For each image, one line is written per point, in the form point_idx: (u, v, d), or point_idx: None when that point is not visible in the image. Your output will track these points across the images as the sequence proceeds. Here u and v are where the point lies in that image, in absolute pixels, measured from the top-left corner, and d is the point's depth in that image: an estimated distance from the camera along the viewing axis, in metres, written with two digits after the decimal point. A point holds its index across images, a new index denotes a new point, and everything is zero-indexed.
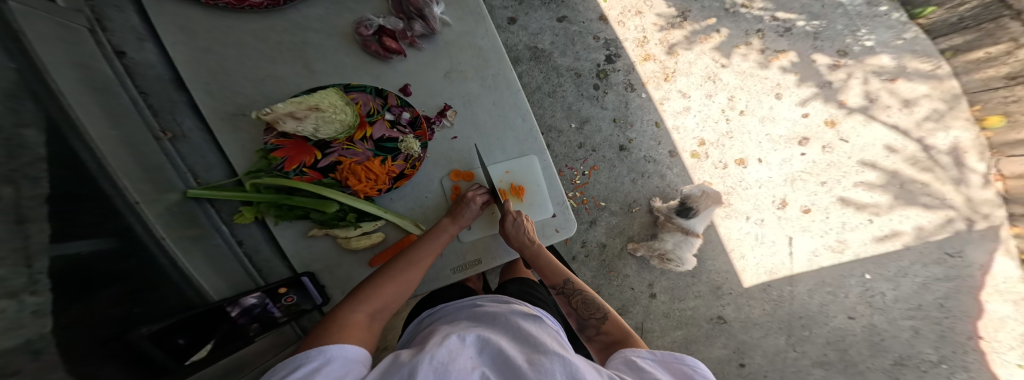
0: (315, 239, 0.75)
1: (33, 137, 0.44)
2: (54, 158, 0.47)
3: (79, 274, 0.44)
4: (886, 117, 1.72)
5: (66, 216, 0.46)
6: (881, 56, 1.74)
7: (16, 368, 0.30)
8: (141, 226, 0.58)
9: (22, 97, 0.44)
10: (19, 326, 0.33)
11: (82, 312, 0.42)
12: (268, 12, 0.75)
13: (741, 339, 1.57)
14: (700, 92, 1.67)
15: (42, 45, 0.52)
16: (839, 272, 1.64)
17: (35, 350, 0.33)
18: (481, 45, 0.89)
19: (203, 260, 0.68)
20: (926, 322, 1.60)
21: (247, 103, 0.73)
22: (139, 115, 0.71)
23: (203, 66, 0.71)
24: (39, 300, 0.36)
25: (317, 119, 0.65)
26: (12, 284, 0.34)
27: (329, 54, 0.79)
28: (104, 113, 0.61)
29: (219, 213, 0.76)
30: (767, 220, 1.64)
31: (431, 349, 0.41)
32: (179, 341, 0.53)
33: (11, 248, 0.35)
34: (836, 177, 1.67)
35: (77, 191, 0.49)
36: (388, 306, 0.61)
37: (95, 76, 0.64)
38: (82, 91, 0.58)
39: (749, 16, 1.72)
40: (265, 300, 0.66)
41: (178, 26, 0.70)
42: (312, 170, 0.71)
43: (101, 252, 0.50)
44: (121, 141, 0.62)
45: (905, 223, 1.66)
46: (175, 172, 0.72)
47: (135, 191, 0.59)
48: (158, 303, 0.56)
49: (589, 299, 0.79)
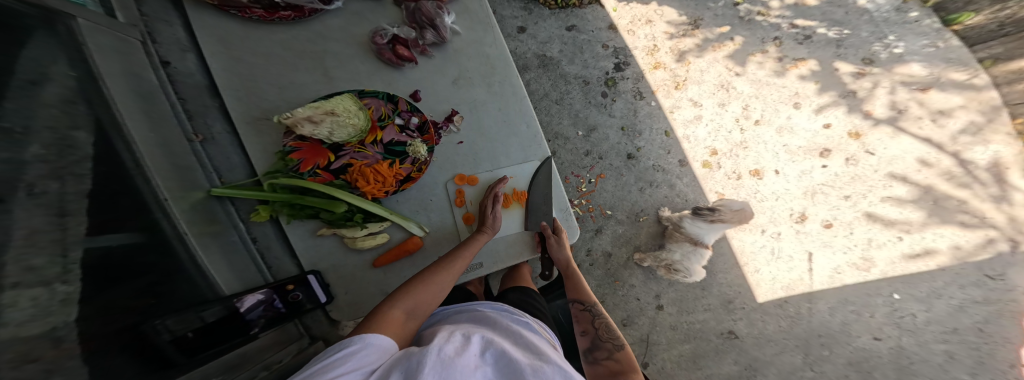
0: (323, 238, 0.79)
1: (83, 138, 0.49)
2: (98, 157, 0.52)
3: (108, 266, 0.47)
4: (916, 129, 1.64)
5: (102, 210, 0.50)
6: (911, 65, 1.67)
7: (40, 355, 0.32)
8: (166, 222, 0.61)
9: (76, 102, 0.50)
10: (48, 313, 0.36)
11: (105, 303, 0.45)
12: (295, 23, 0.80)
13: (754, 356, 1.51)
14: (713, 101, 1.64)
15: (99, 57, 0.58)
16: (864, 291, 1.56)
17: (57, 338, 0.36)
18: (489, 53, 0.92)
19: (219, 255, 0.72)
20: (961, 346, 1.49)
21: (271, 107, 0.77)
22: (175, 119, 0.75)
23: (234, 73, 0.76)
24: (68, 289, 0.40)
25: (332, 123, 0.68)
26: (46, 273, 0.37)
27: (346, 61, 0.83)
28: (147, 117, 0.66)
29: (237, 211, 0.80)
30: (784, 234, 1.59)
31: (438, 342, 0.42)
32: (188, 335, 0.55)
33: (50, 239, 0.39)
34: (860, 191, 1.60)
35: (114, 188, 0.53)
36: (423, 306, 0.60)
37: (142, 83, 0.69)
38: (129, 98, 0.63)
39: (766, 24, 1.69)
40: (271, 296, 0.68)
41: (215, 37, 0.76)
42: (324, 171, 0.75)
43: (130, 247, 0.54)
44: (157, 143, 0.66)
45: (939, 242, 1.57)
46: (204, 172, 0.76)
47: (164, 188, 0.63)
48: (176, 296, 0.59)
49: (609, 325, 0.81)
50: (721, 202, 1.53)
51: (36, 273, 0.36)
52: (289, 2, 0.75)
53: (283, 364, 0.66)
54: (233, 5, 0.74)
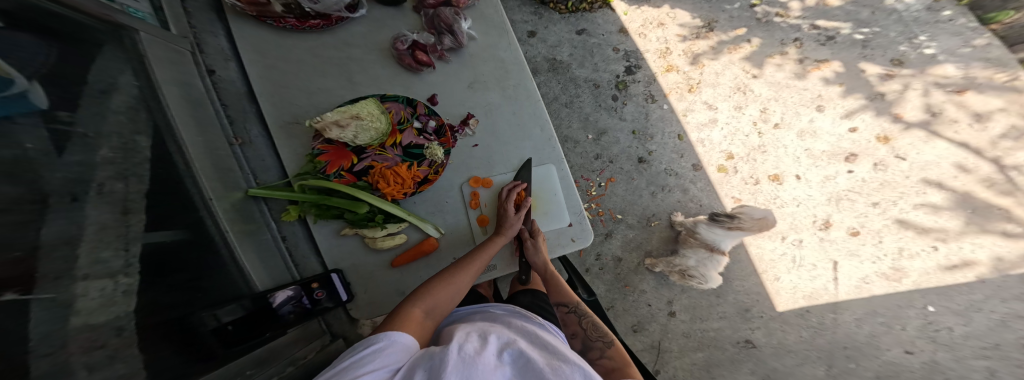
0: (346, 238, 0.82)
1: (144, 142, 0.56)
2: (156, 158, 0.58)
3: (162, 261, 0.52)
4: (952, 134, 1.56)
5: (155, 209, 0.54)
6: (945, 66, 1.59)
7: (103, 342, 0.38)
8: (210, 220, 0.65)
9: (138, 109, 0.57)
10: (112, 303, 0.41)
11: (158, 295, 0.50)
12: (323, 31, 0.85)
13: (772, 367, 1.46)
14: (729, 104, 1.61)
15: (157, 66, 0.65)
16: (893, 302, 1.49)
17: (119, 326, 0.41)
18: (504, 57, 0.94)
19: (255, 255, 0.74)
20: (1004, 363, 1.40)
21: (301, 112, 0.81)
22: (218, 123, 0.78)
23: (268, 79, 0.81)
24: (133, 280, 0.46)
25: (356, 127, 0.73)
26: (112, 266, 0.43)
27: (369, 67, 0.86)
28: (194, 122, 0.70)
29: (269, 210, 0.84)
30: (806, 242, 1.53)
31: (459, 341, 0.44)
32: (228, 327, 0.59)
33: (114, 234, 0.45)
34: (890, 198, 1.54)
35: (165, 188, 0.58)
36: (441, 306, 0.62)
37: (191, 90, 0.73)
38: (180, 105, 0.68)
39: (785, 25, 1.65)
40: (299, 293, 0.72)
41: (253, 46, 0.81)
42: (348, 173, 0.79)
43: (181, 242, 0.58)
44: (204, 146, 0.71)
45: (979, 252, 1.49)
46: (241, 173, 0.79)
47: (210, 189, 0.68)
48: (217, 290, 0.62)
49: (596, 323, 0.85)
50: (746, 207, 1.43)
51: (101, 265, 0.42)
52: (319, 11, 0.80)
53: (306, 361, 0.66)
54: (269, 16, 0.80)
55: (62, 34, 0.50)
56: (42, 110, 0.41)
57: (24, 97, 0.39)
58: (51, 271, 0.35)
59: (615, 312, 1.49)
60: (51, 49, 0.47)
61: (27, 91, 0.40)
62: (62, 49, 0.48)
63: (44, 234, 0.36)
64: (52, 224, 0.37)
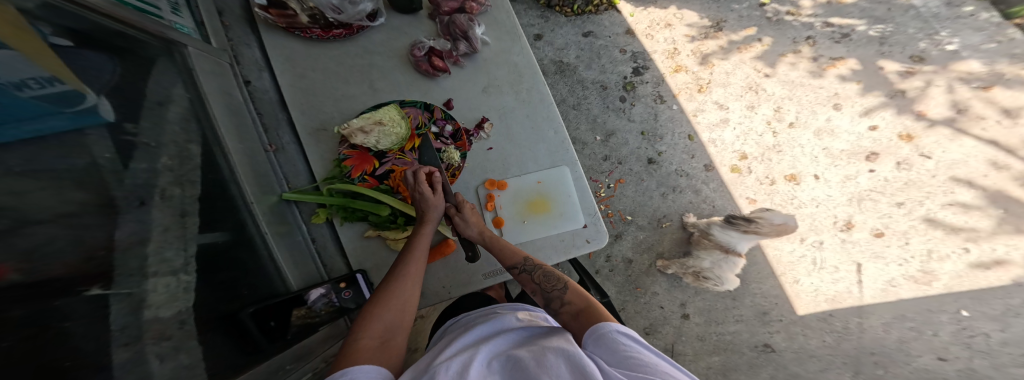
0: (370, 240, 0.85)
1: (195, 150, 0.62)
2: (206, 166, 0.63)
3: (214, 260, 0.59)
4: (980, 131, 1.50)
5: (207, 212, 0.60)
6: (969, 61, 1.54)
7: (170, 334, 0.46)
8: (251, 222, 0.71)
9: (189, 120, 0.62)
10: (175, 298, 0.48)
11: (208, 293, 0.56)
12: (345, 40, 0.89)
13: (794, 373, 1.42)
14: (740, 103, 1.60)
15: (203, 79, 0.70)
16: (923, 307, 1.43)
17: (182, 320, 0.49)
18: (517, 61, 0.96)
19: (289, 254, 0.78)
20: None
21: (327, 119, 0.85)
22: (255, 131, 0.82)
23: (299, 88, 0.85)
24: (191, 278, 0.53)
25: (379, 132, 0.78)
26: (174, 264, 0.50)
27: (388, 74, 0.90)
28: (236, 131, 0.75)
29: (301, 213, 0.86)
30: (827, 244, 1.49)
31: (445, 362, 0.46)
32: (271, 323, 0.66)
33: (175, 236, 0.52)
34: (916, 198, 1.48)
35: (213, 193, 0.63)
36: (396, 325, 0.57)
37: (232, 101, 0.77)
38: (224, 115, 0.73)
39: (797, 24, 1.63)
40: (330, 291, 0.75)
41: (283, 56, 0.86)
42: (370, 177, 0.83)
43: (230, 242, 0.64)
44: (244, 153, 0.75)
45: (1014, 254, 1.42)
46: (276, 179, 0.83)
47: (250, 193, 0.73)
48: (259, 287, 0.68)
49: (548, 272, 0.73)
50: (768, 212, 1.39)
51: (167, 263, 0.49)
52: (341, 21, 0.84)
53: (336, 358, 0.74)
54: (297, 27, 0.84)
55: (123, 51, 0.54)
56: (109, 122, 0.47)
57: (92, 111, 0.44)
58: (124, 269, 0.42)
59: (626, 314, 1.48)
60: (117, 66, 0.51)
61: (98, 105, 0.45)
62: (122, 64, 0.53)
63: (117, 235, 0.43)
64: (122, 226, 0.44)
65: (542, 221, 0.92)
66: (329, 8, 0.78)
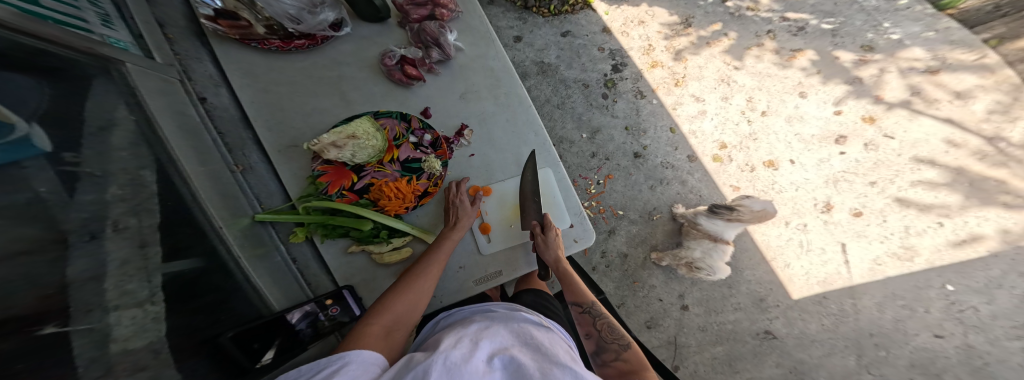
0: (354, 255, 0.81)
1: (150, 176, 0.55)
2: (163, 193, 0.56)
3: (182, 289, 0.52)
4: (935, 111, 1.60)
5: (171, 240, 0.54)
6: (913, 49, 1.66)
7: (145, 364, 0.41)
8: (222, 247, 0.64)
9: (139, 143, 0.55)
10: (145, 329, 0.43)
11: (185, 319, 0.51)
12: (309, 51, 0.88)
13: (799, 359, 1.41)
14: (716, 95, 1.66)
15: (149, 97, 0.61)
16: (910, 283, 1.46)
17: (156, 350, 0.44)
18: (493, 66, 0.97)
19: (268, 276, 0.72)
20: None
21: (298, 135, 0.83)
22: (217, 151, 0.75)
23: (261, 103, 0.82)
24: (160, 308, 0.47)
25: (353, 146, 0.74)
26: (139, 296, 0.44)
27: (361, 84, 0.89)
28: (195, 152, 0.68)
29: (277, 233, 0.81)
30: (811, 226, 1.52)
31: (445, 350, 0.44)
32: (255, 345, 0.60)
33: (138, 267, 0.46)
34: (887, 176, 1.55)
35: (177, 221, 0.56)
36: (404, 318, 0.63)
37: (186, 121, 0.70)
38: (178, 135, 0.65)
39: (757, 18, 1.73)
40: (314, 309, 0.70)
41: (243, 70, 0.83)
42: (349, 192, 0.79)
43: (201, 269, 0.58)
44: (207, 175, 0.68)
45: (985, 226, 1.48)
46: (246, 200, 0.77)
47: (218, 217, 0.65)
48: (238, 313, 0.63)
49: (613, 325, 0.81)
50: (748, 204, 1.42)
51: (130, 296, 0.43)
52: (302, 32, 0.84)
53: None
54: (254, 38, 0.83)
55: (52, 72, 0.46)
56: (47, 153, 0.39)
57: (27, 143, 0.37)
58: (82, 304, 0.37)
59: (626, 310, 1.46)
60: (45, 87, 0.43)
61: (31, 135, 0.38)
62: (53, 89, 0.44)
63: (69, 271, 0.37)
64: (75, 263, 0.38)
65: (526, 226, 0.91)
66: (287, 18, 0.78)
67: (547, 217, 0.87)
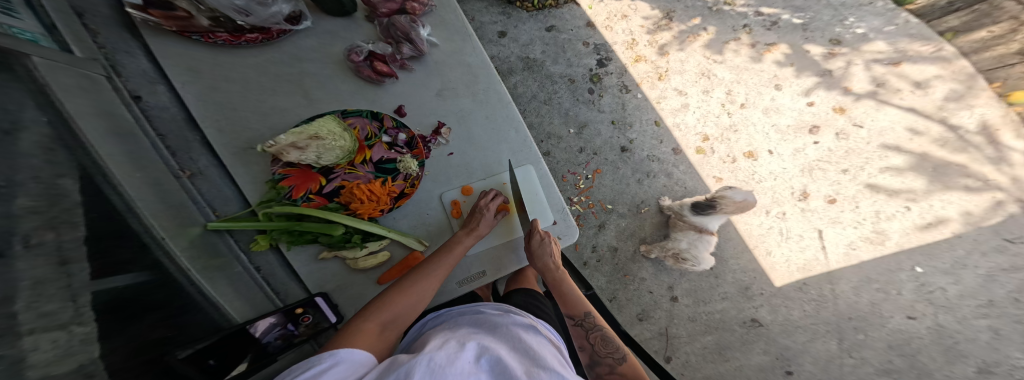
0: (326, 262, 0.77)
1: (70, 185, 0.49)
2: (88, 204, 0.50)
3: (119, 307, 0.48)
4: (899, 100, 1.67)
5: (101, 255, 0.48)
6: (877, 42, 1.73)
7: None
8: (168, 260, 0.59)
9: (54, 146, 0.48)
10: (71, 353, 0.38)
11: (124, 340, 0.46)
12: (262, 45, 0.83)
13: (784, 345, 1.44)
14: (697, 88, 1.68)
15: (66, 97, 0.55)
16: (883, 266, 1.51)
17: (88, 373, 0.38)
18: (470, 62, 0.95)
19: (229, 286, 0.68)
20: (1003, 320, 1.43)
21: (255, 136, 0.78)
22: (158, 156, 0.71)
23: (210, 101, 0.76)
24: (89, 328, 0.42)
25: (318, 147, 0.70)
26: (62, 317, 0.39)
27: (326, 82, 0.85)
28: (130, 158, 0.62)
29: (236, 242, 0.77)
30: (790, 214, 1.56)
31: (429, 351, 0.41)
32: (210, 362, 0.54)
33: (58, 287, 0.40)
34: (858, 164, 1.60)
35: (111, 234, 0.51)
36: (402, 317, 0.62)
37: (117, 122, 0.64)
38: (108, 139, 0.59)
39: (733, 13, 1.77)
40: (284, 320, 0.66)
41: (184, 65, 0.76)
42: (317, 195, 0.75)
43: (138, 286, 0.53)
44: (147, 182, 0.63)
45: (949, 209, 1.55)
46: (196, 206, 0.72)
47: (160, 228, 0.60)
48: (195, 329, 0.59)
49: (607, 336, 0.80)
50: (728, 195, 1.36)
51: (50, 317, 0.37)
52: (254, 25, 0.78)
53: None
54: (195, 30, 0.76)
55: None
56: None
57: None
58: None
59: (618, 303, 1.46)
60: None
61: None
62: None
63: None
64: None
65: (511, 225, 0.89)
66: (235, 10, 0.72)
67: (536, 221, 0.85)
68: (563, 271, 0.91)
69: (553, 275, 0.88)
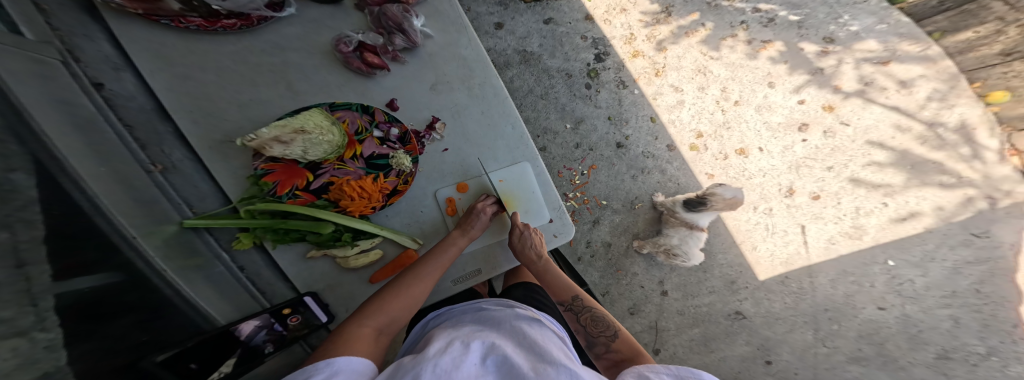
0: (315, 261, 0.75)
1: (23, 180, 0.43)
2: (47, 199, 0.46)
3: (85, 310, 0.45)
4: (885, 99, 1.71)
5: (64, 258, 0.45)
6: (869, 41, 1.74)
7: None
8: (142, 262, 0.57)
9: (7, 139, 0.43)
10: (34, 360, 0.35)
11: (93, 348, 0.44)
12: (241, 32, 0.77)
13: (765, 336, 1.51)
14: (693, 85, 1.68)
15: (17, 83, 0.48)
16: (859, 261, 1.58)
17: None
18: (465, 55, 0.91)
19: (209, 287, 0.68)
20: (966, 310, 1.52)
21: (234, 129, 0.74)
22: (126, 149, 0.68)
23: (183, 92, 0.72)
24: (51, 335, 0.39)
25: (304, 141, 0.64)
26: (20, 324, 0.35)
27: (311, 73, 0.81)
28: (94, 152, 0.58)
29: (218, 241, 0.75)
30: (776, 209, 1.60)
31: (433, 356, 0.41)
32: (191, 365, 0.54)
33: (14, 291, 0.36)
34: (842, 161, 1.64)
35: (78, 236, 0.49)
36: (395, 320, 0.62)
37: (77, 112, 0.59)
38: (69, 132, 0.55)
39: (731, 9, 1.74)
40: (269, 321, 0.66)
41: (151, 53, 0.71)
42: (304, 192, 0.72)
43: (107, 287, 0.51)
44: (112, 177, 0.60)
45: (923, 204, 1.62)
46: (171, 204, 0.70)
47: (132, 227, 0.58)
48: (172, 332, 0.58)
49: (597, 317, 0.83)
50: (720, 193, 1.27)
51: (7, 325, 0.34)
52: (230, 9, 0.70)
53: None
54: (163, 14, 0.69)
55: None
56: None
57: None
58: None
59: (610, 298, 1.49)
60: None
61: None
62: None
63: None
64: None
65: (501, 224, 0.89)
66: None
67: (515, 214, 0.86)
68: (552, 263, 0.92)
69: (545, 270, 0.90)
